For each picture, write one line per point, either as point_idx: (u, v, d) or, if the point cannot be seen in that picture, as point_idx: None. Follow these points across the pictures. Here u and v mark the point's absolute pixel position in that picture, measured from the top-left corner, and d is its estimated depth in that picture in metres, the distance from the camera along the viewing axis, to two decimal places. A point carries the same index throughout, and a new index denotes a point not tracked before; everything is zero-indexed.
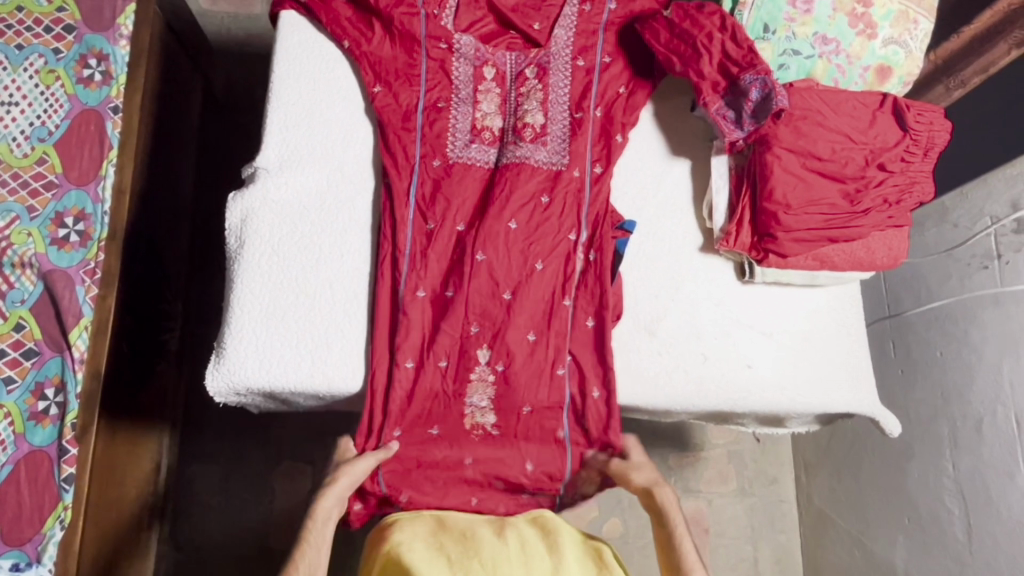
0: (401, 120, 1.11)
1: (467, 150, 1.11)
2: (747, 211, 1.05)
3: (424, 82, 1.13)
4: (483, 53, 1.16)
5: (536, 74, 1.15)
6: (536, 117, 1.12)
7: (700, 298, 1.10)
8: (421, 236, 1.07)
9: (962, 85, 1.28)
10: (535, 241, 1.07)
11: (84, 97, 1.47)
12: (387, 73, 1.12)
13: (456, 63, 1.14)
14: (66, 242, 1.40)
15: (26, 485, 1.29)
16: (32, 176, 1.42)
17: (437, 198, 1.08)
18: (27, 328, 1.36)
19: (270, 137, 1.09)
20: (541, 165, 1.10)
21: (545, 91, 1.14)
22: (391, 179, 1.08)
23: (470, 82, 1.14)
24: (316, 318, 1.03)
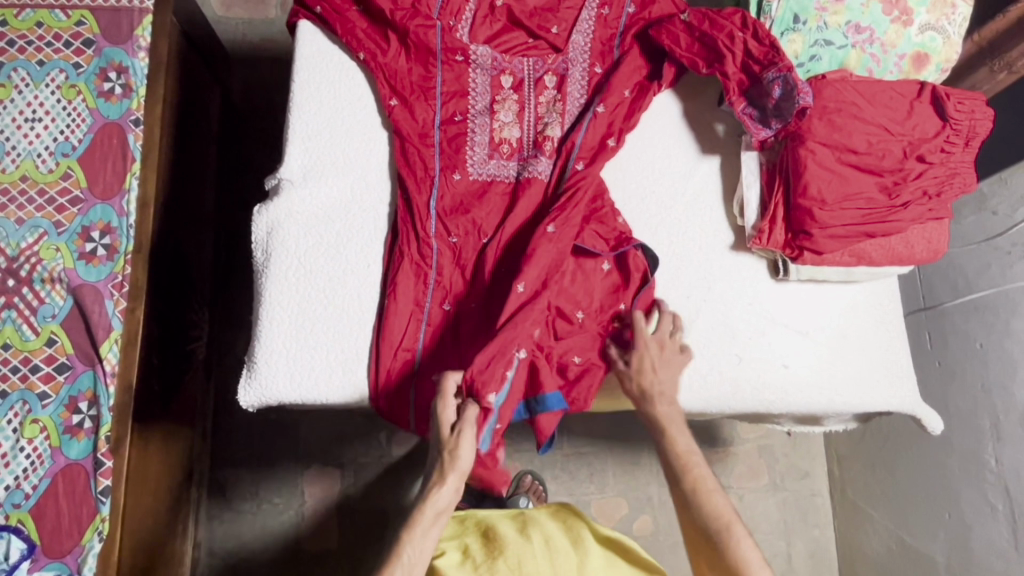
0: (419, 134, 1.10)
1: (485, 167, 1.11)
2: (780, 208, 1.02)
3: (440, 96, 1.12)
4: (500, 62, 1.15)
5: (552, 82, 1.15)
6: (552, 125, 1.12)
7: (733, 297, 1.08)
8: (445, 252, 1.07)
9: (1008, 67, 1.23)
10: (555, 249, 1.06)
11: (105, 110, 1.48)
12: (401, 84, 1.11)
13: (473, 74, 1.13)
14: (94, 256, 1.41)
15: (65, 498, 1.30)
16: (58, 191, 1.43)
17: (457, 214, 1.08)
18: (59, 343, 1.37)
19: (292, 147, 1.08)
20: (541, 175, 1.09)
21: (563, 98, 1.14)
22: (409, 198, 1.07)
23: (485, 104, 1.13)
24: (343, 329, 1.02)
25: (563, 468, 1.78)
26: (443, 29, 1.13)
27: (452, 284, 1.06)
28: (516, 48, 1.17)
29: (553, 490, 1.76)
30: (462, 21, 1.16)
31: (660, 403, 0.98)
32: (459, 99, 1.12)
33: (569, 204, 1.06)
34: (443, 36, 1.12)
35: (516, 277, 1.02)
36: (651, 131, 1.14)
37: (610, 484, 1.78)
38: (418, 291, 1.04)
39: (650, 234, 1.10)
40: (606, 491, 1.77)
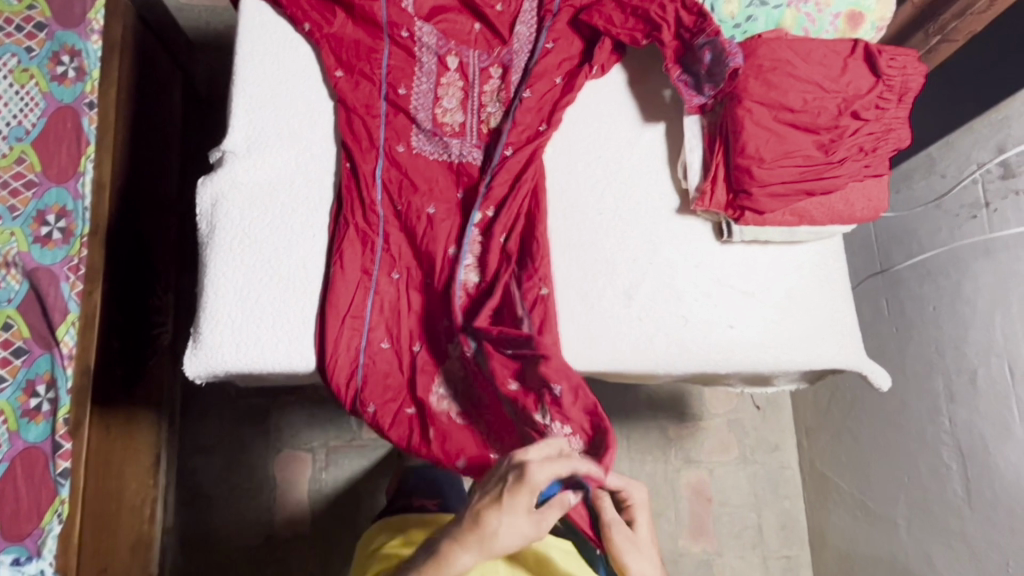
0: (362, 109, 1.09)
1: (429, 144, 1.11)
2: (721, 168, 1.03)
3: (386, 65, 1.12)
4: (446, 44, 1.14)
5: (494, 72, 1.15)
6: (495, 117, 1.14)
7: (679, 259, 1.09)
8: (392, 220, 1.08)
9: (942, 31, 1.27)
10: (483, 234, 1.08)
11: (59, 94, 1.47)
12: (343, 57, 1.11)
13: (419, 51, 1.13)
14: (49, 239, 1.40)
15: (23, 481, 1.30)
16: (12, 175, 1.43)
17: (402, 184, 1.08)
18: (15, 327, 1.36)
19: (236, 120, 1.08)
20: (476, 165, 1.11)
21: (506, 91, 1.14)
22: (355, 166, 1.07)
23: (431, 83, 1.12)
24: (285, 299, 1.03)
25: None
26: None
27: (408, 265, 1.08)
28: (463, 34, 1.16)
29: None
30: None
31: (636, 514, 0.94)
32: (405, 74, 1.12)
33: (505, 165, 1.09)
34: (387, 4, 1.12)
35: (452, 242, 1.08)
36: (596, 98, 1.15)
37: None
38: (365, 258, 1.05)
39: (596, 199, 1.11)
40: None
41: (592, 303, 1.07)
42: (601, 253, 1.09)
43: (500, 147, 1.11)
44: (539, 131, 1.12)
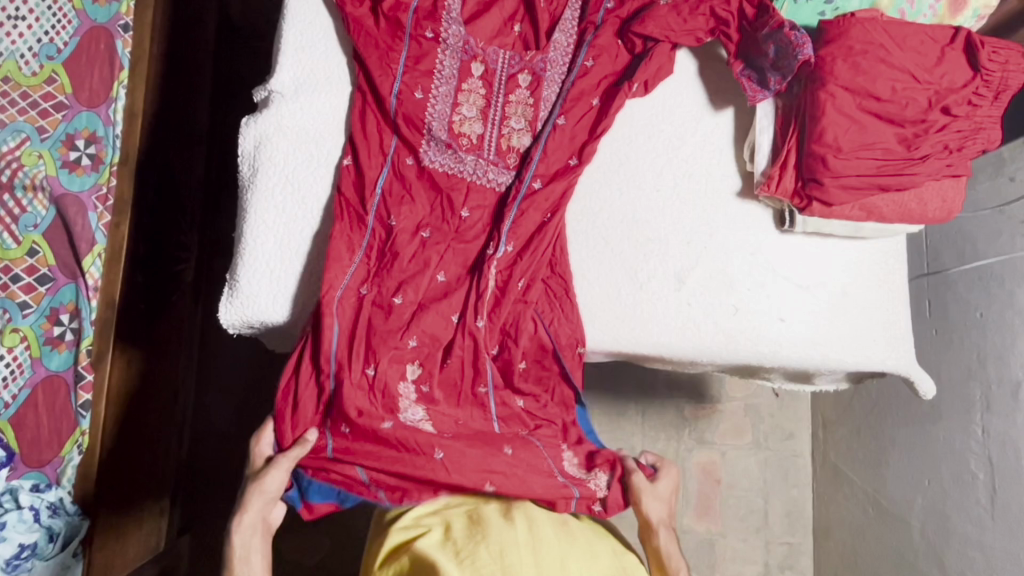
0: (377, 101, 1.01)
1: (441, 156, 1.01)
2: (793, 154, 0.98)
3: (404, 63, 1.02)
4: (473, 46, 1.04)
5: (525, 82, 1.05)
6: (550, 94, 1.05)
7: (734, 246, 1.04)
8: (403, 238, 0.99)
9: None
10: (502, 271, 1.00)
11: (93, 12, 1.41)
12: (373, 40, 1.01)
13: (440, 59, 1.02)
14: (78, 165, 1.36)
15: (44, 409, 1.29)
16: (41, 96, 1.37)
17: (402, 198, 1.00)
18: (40, 254, 1.33)
19: (284, 58, 1.02)
20: (490, 182, 1.03)
21: (557, 60, 1.06)
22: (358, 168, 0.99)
23: (454, 72, 1.03)
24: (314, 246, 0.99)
25: None
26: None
27: (409, 294, 0.98)
28: (497, 34, 1.06)
29: None
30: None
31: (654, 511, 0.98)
32: (424, 91, 1.01)
33: (552, 134, 1.03)
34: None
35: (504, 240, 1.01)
36: None
37: None
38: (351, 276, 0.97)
39: (654, 175, 1.06)
40: None
41: (640, 283, 1.03)
42: (653, 231, 1.04)
43: (525, 168, 1.03)
44: (589, 90, 1.05)
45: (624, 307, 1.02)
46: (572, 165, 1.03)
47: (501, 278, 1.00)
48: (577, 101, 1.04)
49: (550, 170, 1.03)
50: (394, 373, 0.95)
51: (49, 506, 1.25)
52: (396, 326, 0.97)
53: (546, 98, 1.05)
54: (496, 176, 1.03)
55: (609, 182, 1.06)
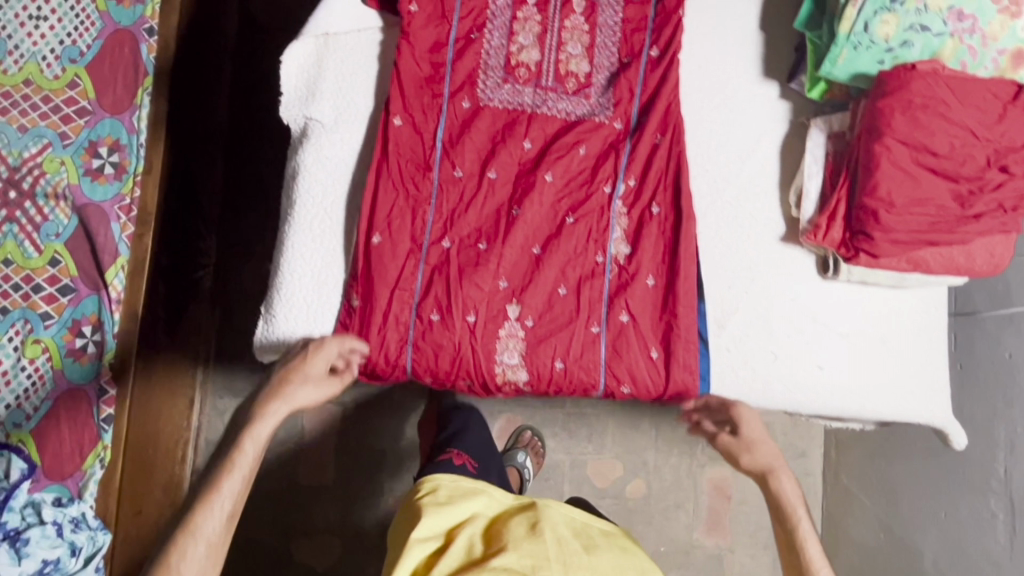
0: (417, 140, 0.99)
1: (478, 191, 0.99)
2: (842, 205, 0.97)
3: (448, 94, 1.00)
4: (514, 81, 1.02)
5: (568, 113, 1.02)
6: (603, 124, 1.01)
7: (776, 291, 1.03)
8: (443, 268, 0.97)
9: None
10: (546, 303, 0.99)
11: (117, 15, 1.38)
12: (418, 67, 1.00)
13: (485, 93, 1.01)
14: (101, 174, 1.33)
15: (66, 423, 1.25)
16: (64, 100, 1.32)
17: (451, 228, 0.98)
18: (62, 264, 1.28)
19: (323, 87, 0.99)
20: (540, 214, 1.00)
21: (615, 88, 1.02)
22: (397, 202, 0.97)
23: (505, 105, 1.01)
24: (347, 272, 0.97)
25: (563, 427, 1.78)
26: (459, 18, 1.02)
27: (452, 323, 0.96)
28: (545, 69, 1.02)
29: (552, 446, 1.77)
30: (527, 8, 1.03)
31: (761, 453, 0.93)
32: (465, 126, 1.00)
33: (594, 167, 1.00)
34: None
35: (557, 279, 0.99)
36: (711, 104, 1.05)
37: (608, 445, 1.81)
38: (393, 307, 0.96)
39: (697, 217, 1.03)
40: (604, 452, 1.80)
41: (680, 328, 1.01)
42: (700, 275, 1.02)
43: (564, 207, 1.00)
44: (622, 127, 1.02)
45: (661, 352, 0.99)
46: (615, 198, 1.01)
47: (538, 320, 0.98)
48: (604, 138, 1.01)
49: (592, 206, 1.00)
50: (452, 378, 0.98)
51: (70, 519, 1.15)
52: (441, 364, 0.96)
53: (594, 127, 1.01)
54: (549, 213, 1.00)
55: (662, 220, 1.01)
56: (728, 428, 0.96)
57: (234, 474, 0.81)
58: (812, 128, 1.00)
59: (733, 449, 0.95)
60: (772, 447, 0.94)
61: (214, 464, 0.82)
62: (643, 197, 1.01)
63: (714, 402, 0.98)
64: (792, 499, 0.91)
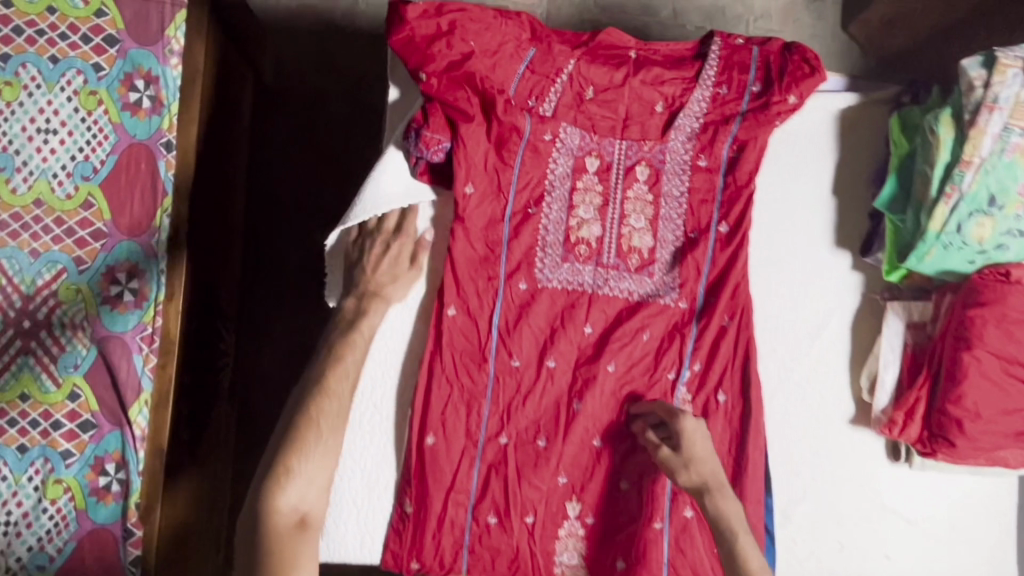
0: (472, 328, 0.93)
1: (536, 380, 0.94)
2: (921, 403, 0.92)
3: (504, 274, 0.94)
4: (573, 257, 0.95)
5: (630, 293, 0.96)
6: (668, 307, 0.95)
7: (844, 477, 0.99)
8: (500, 465, 0.93)
9: None
10: (607, 497, 0.94)
11: (133, 127, 0.99)
12: (471, 248, 0.93)
13: (543, 273, 0.95)
14: (118, 301, 0.97)
15: (91, 563, 0.92)
16: (77, 223, 0.97)
17: (510, 420, 0.93)
18: (82, 398, 0.95)
19: (370, 271, 0.92)
20: (602, 402, 0.94)
21: (682, 267, 0.96)
22: (451, 395, 0.92)
23: (564, 283, 0.95)
24: (398, 473, 0.92)
25: None
26: (516, 191, 0.94)
27: (510, 527, 0.92)
28: (607, 243, 0.96)
29: None
30: (587, 177, 0.96)
31: (698, 467, 0.87)
32: (523, 311, 0.94)
33: (658, 352, 0.95)
34: (530, 118, 0.93)
35: (618, 473, 0.95)
36: (780, 277, 0.99)
37: None
38: (448, 509, 0.91)
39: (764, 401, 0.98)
40: None
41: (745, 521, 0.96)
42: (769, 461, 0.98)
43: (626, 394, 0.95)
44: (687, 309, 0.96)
45: None
46: (679, 386, 0.95)
47: (599, 516, 0.94)
48: (667, 321, 0.95)
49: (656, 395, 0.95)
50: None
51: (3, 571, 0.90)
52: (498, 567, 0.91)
53: (659, 310, 0.95)
54: (611, 401, 0.95)
55: (729, 409, 0.95)
56: (670, 442, 0.89)
57: (330, 403, 0.85)
58: (888, 316, 0.95)
59: (670, 466, 0.88)
60: (706, 457, 0.88)
61: (306, 389, 0.85)
62: (709, 385, 0.95)
63: (658, 413, 0.91)
64: (727, 512, 0.85)
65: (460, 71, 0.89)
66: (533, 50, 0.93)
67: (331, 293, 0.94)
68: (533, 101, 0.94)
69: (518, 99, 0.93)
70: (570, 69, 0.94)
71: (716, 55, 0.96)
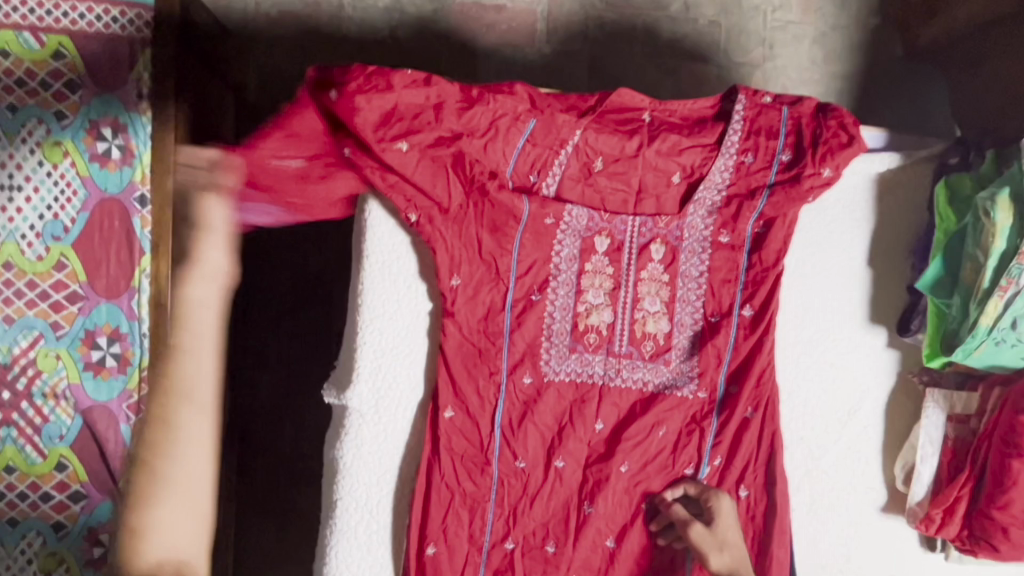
0: (474, 427, 0.85)
1: (544, 479, 0.87)
2: (962, 502, 0.85)
3: (507, 368, 0.86)
4: (582, 347, 0.87)
5: (645, 383, 0.88)
6: (686, 398, 0.87)
7: (876, 570, 0.91)
8: (507, 570, 0.86)
9: None
10: None
11: (101, 180, 0.85)
12: (468, 342, 0.85)
13: (549, 366, 0.87)
14: (102, 366, 0.86)
15: None
16: (52, 286, 0.85)
17: (518, 522, 0.86)
18: (71, 468, 0.85)
19: (361, 368, 0.84)
20: (616, 502, 0.88)
21: (701, 354, 0.87)
22: (454, 499, 0.85)
23: (571, 376, 0.87)
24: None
25: None
26: (517, 277, 0.86)
27: None
28: (620, 330, 0.87)
29: None
30: (596, 259, 0.87)
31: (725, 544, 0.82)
32: (528, 408, 0.86)
33: (676, 446, 0.88)
34: (530, 201, 0.85)
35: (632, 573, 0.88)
36: (810, 357, 0.90)
37: None
38: None
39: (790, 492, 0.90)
40: None
41: None
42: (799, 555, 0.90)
43: (642, 491, 0.88)
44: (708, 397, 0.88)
45: None
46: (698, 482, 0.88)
47: None
48: (686, 412, 0.88)
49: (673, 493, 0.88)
50: None
51: None
52: None
53: (677, 402, 0.87)
54: (625, 500, 0.88)
55: (751, 504, 0.88)
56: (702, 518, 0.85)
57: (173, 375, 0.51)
58: (929, 404, 0.88)
59: (704, 545, 0.82)
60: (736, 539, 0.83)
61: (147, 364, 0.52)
62: (729, 480, 0.88)
63: (692, 491, 0.87)
64: None
65: (447, 154, 0.82)
66: (533, 122, 0.83)
67: (330, 386, 0.85)
68: (534, 177, 0.86)
69: (518, 176, 0.87)
70: (576, 141, 0.85)
71: (740, 116, 0.86)
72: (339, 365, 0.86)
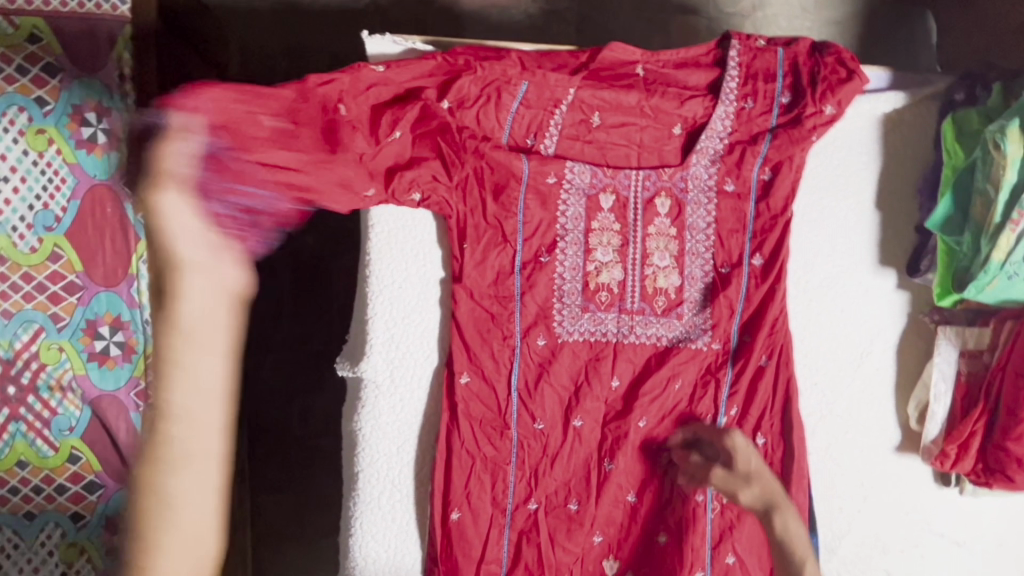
0: (490, 392, 0.85)
1: (563, 438, 0.87)
2: (976, 437, 0.87)
3: (519, 332, 0.85)
4: (594, 306, 0.86)
5: (659, 338, 0.87)
6: (701, 350, 0.87)
7: (891, 507, 0.93)
8: (531, 530, 0.87)
9: None
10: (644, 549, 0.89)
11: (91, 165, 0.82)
12: (479, 308, 0.85)
13: (562, 327, 0.86)
14: (107, 356, 0.84)
15: None
16: (48, 278, 0.82)
17: (539, 482, 0.87)
18: (85, 460, 0.84)
19: (374, 339, 0.83)
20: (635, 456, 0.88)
21: (714, 306, 0.87)
22: (474, 464, 0.85)
23: (584, 336, 0.86)
24: (425, 549, 0.86)
25: None
26: (524, 240, 0.85)
27: None
28: (631, 286, 0.87)
29: None
30: (602, 216, 0.86)
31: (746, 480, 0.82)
32: (543, 369, 0.86)
33: (692, 398, 0.88)
34: (529, 160, 0.84)
35: (656, 525, 0.89)
36: (820, 303, 0.90)
37: None
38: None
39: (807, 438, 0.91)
40: None
41: None
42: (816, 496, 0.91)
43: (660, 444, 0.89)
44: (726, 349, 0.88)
45: None
46: None
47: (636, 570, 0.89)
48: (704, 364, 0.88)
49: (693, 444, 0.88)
50: None
51: None
52: None
53: (691, 355, 0.87)
54: (645, 453, 0.88)
55: (768, 450, 0.88)
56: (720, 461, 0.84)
57: None
58: (940, 343, 0.89)
59: (728, 486, 0.82)
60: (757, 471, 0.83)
61: None
62: (746, 428, 0.88)
63: (703, 435, 0.87)
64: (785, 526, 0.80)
65: (436, 120, 0.81)
66: (525, 85, 0.81)
67: (344, 360, 0.85)
68: (532, 139, 0.85)
69: (514, 140, 0.85)
70: (571, 99, 0.83)
71: (736, 62, 0.83)
72: (351, 338, 0.87)
